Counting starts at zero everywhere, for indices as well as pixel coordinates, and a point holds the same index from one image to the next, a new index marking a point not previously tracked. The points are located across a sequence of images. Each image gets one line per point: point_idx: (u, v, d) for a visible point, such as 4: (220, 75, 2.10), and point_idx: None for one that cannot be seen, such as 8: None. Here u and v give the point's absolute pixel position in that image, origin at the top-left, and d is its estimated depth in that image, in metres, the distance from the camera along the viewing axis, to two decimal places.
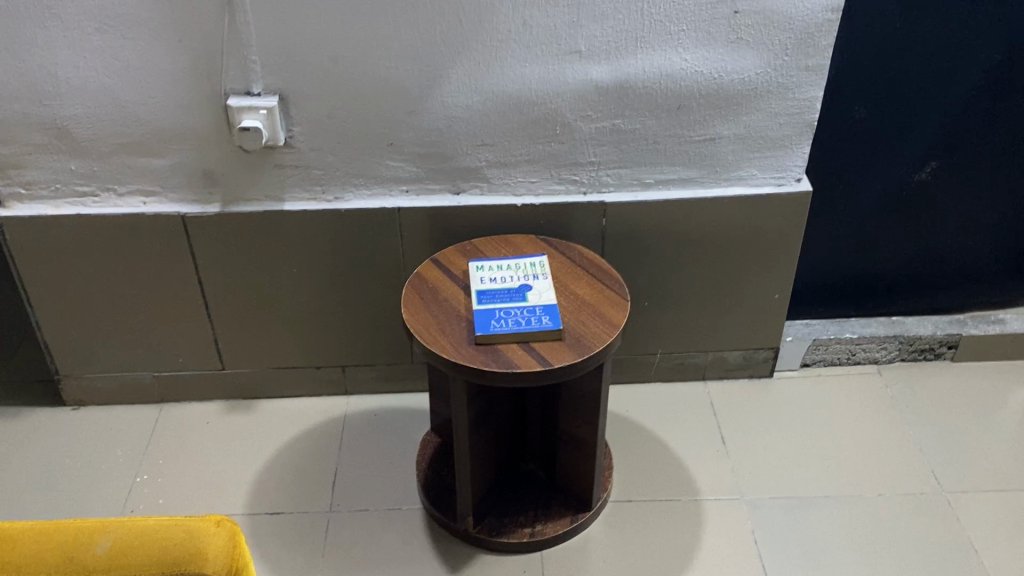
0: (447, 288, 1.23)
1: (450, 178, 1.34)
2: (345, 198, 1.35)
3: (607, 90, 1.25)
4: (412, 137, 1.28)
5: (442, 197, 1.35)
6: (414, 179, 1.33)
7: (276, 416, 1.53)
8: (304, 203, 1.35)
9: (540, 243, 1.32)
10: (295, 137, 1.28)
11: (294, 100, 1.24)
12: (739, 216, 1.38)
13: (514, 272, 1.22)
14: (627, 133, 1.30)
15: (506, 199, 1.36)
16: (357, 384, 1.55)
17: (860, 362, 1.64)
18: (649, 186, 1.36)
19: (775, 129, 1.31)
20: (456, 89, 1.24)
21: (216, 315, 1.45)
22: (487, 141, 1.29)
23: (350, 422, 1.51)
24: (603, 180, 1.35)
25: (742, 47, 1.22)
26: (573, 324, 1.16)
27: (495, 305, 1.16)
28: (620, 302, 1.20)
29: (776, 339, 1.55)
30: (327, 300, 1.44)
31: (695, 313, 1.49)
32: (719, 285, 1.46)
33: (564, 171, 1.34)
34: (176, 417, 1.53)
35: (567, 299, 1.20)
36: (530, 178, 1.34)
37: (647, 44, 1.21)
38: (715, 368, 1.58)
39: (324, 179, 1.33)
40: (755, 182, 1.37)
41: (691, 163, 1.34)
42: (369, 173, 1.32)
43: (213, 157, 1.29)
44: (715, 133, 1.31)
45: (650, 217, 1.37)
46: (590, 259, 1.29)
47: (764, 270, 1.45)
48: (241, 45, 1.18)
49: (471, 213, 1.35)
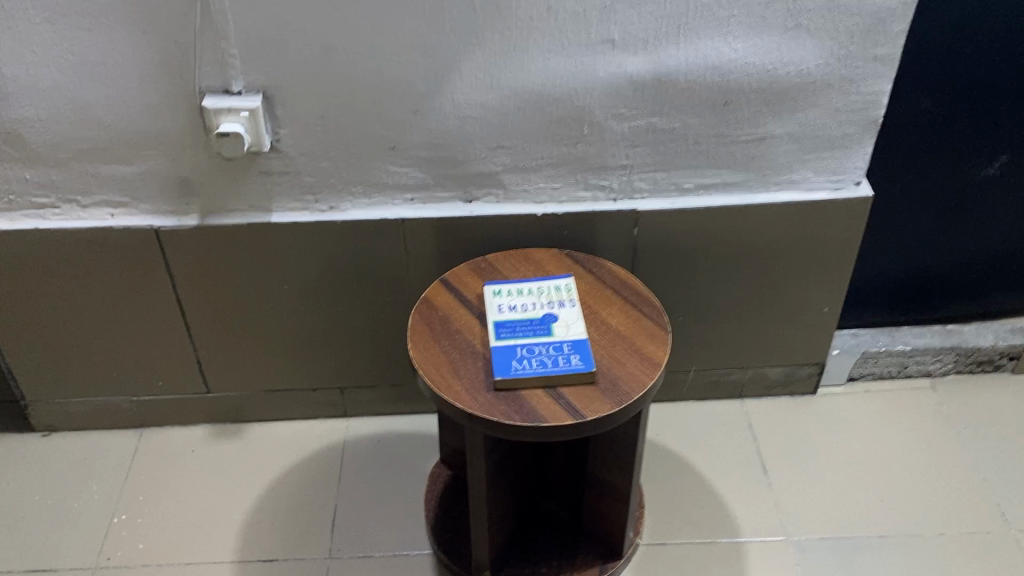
0: (460, 317, 1.07)
1: (461, 184, 1.17)
2: (341, 207, 1.18)
3: (642, 85, 1.08)
4: (418, 140, 1.11)
5: (453, 206, 1.19)
6: (420, 187, 1.17)
7: (268, 443, 1.38)
8: (294, 214, 1.18)
9: (564, 258, 1.16)
10: (281, 140, 1.10)
11: (279, 98, 1.07)
12: (789, 224, 1.22)
13: (537, 300, 1.07)
14: (665, 132, 1.13)
15: (525, 207, 1.19)
16: (358, 406, 1.40)
17: (911, 375, 1.48)
18: (687, 191, 1.19)
19: (835, 127, 1.14)
20: (468, 85, 1.07)
21: (197, 337, 1.29)
22: (504, 142, 1.12)
23: (351, 451, 1.36)
24: (635, 185, 1.18)
25: (802, 34, 1.05)
26: (606, 363, 1.00)
27: (517, 341, 1.01)
28: (660, 334, 1.04)
29: (822, 354, 1.39)
30: (323, 318, 1.28)
31: (734, 327, 1.34)
32: (763, 298, 1.30)
33: (591, 176, 1.17)
34: (158, 446, 1.38)
35: (599, 330, 1.05)
36: (551, 184, 1.17)
37: (691, 32, 1.04)
38: (753, 385, 1.43)
39: (316, 187, 1.16)
40: (809, 186, 1.20)
41: (737, 166, 1.17)
42: (369, 181, 1.15)
43: (188, 164, 1.12)
44: (766, 132, 1.14)
45: (688, 225, 1.21)
46: (623, 279, 1.13)
47: (815, 282, 1.29)
48: (217, 36, 1.01)
49: (485, 224, 1.19)
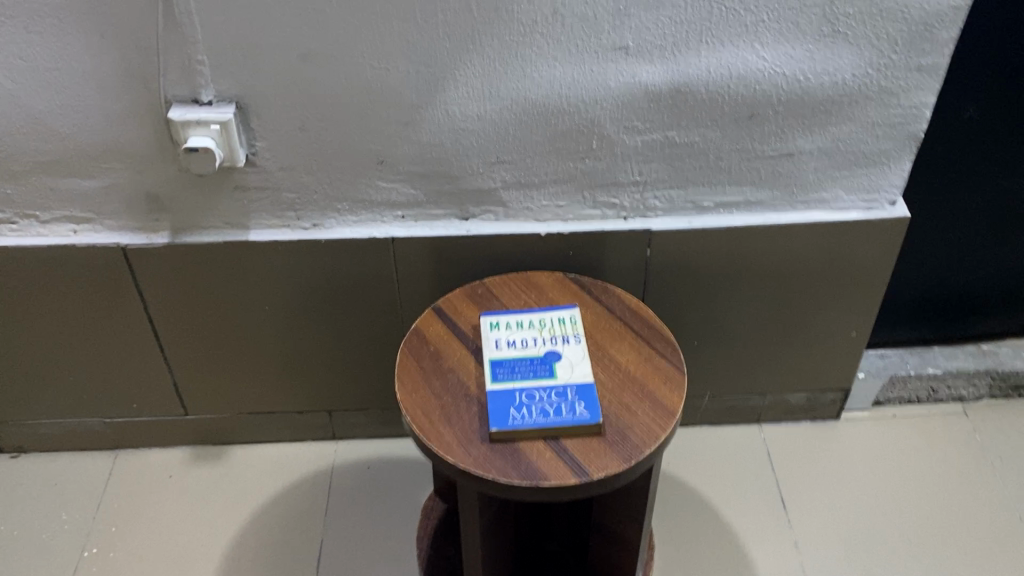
0: (454, 354, 0.97)
1: (456, 201, 1.06)
2: (325, 225, 1.08)
3: (659, 96, 0.97)
4: (409, 153, 1.01)
5: (449, 224, 1.08)
6: (413, 204, 1.06)
7: (251, 469, 1.29)
8: (274, 232, 1.07)
9: (569, 284, 1.05)
10: (258, 153, 1.00)
11: (255, 108, 0.96)
12: (817, 245, 1.11)
13: (539, 335, 0.97)
14: (683, 147, 1.02)
15: (527, 226, 1.08)
16: (347, 429, 1.31)
17: (941, 399, 1.38)
18: (706, 210, 1.08)
19: (871, 142, 1.03)
20: (465, 95, 0.96)
21: (172, 359, 1.20)
22: (504, 157, 1.02)
23: (339, 479, 1.28)
24: (649, 203, 1.07)
25: (839, 41, 0.94)
26: (615, 410, 0.91)
27: (515, 383, 0.91)
28: (674, 376, 0.94)
29: (848, 379, 1.29)
30: (308, 340, 1.19)
31: (752, 352, 1.24)
32: (785, 322, 1.20)
33: (600, 193, 1.06)
34: (134, 470, 1.29)
35: (606, 371, 0.95)
36: (556, 202, 1.06)
37: (715, 39, 0.93)
38: (772, 410, 1.33)
39: (298, 204, 1.05)
40: (840, 205, 1.09)
41: (761, 183, 1.06)
42: (355, 197, 1.05)
43: (156, 178, 1.02)
44: (795, 147, 1.03)
45: (706, 246, 1.10)
46: (634, 309, 1.02)
47: (842, 306, 1.19)
48: (183, 41, 0.90)
49: (483, 244, 1.08)
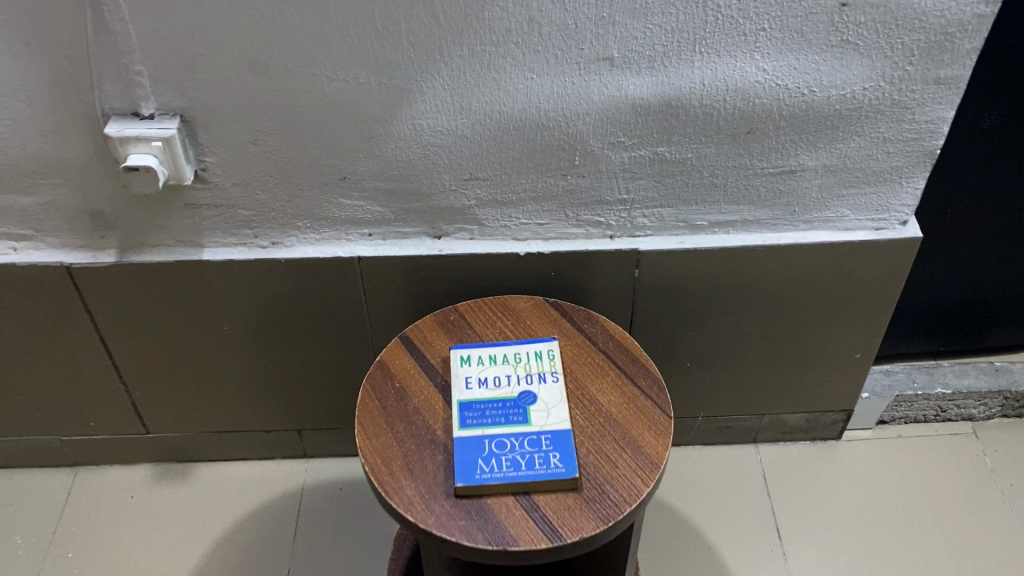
0: (420, 392, 0.89)
1: (427, 218, 0.98)
2: (284, 243, 0.99)
3: (647, 109, 0.88)
4: (374, 170, 0.92)
5: (420, 242, 1.00)
6: (380, 222, 0.98)
7: (217, 489, 1.23)
8: (229, 251, 0.99)
9: (549, 310, 0.97)
10: (208, 169, 0.91)
11: (201, 122, 0.87)
12: (819, 266, 1.03)
13: (513, 372, 0.89)
14: (674, 163, 0.93)
15: (504, 246, 0.99)
16: (318, 448, 1.24)
17: (949, 418, 1.30)
18: (700, 229, 1.00)
19: (881, 159, 0.94)
20: (433, 109, 0.87)
21: (129, 377, 1.12)
22: (477, 173, 0.93)
23: (308, 501, 1.21)
24: (637, 222, 0.99)
25: (848, 52, 0.84)
26: (593, 461, 0.83)
27: (485, 430, 0.84)
28: (660, 421, 0.86)
29: (851, 401, 1.21)
30: (273, 360, 1.11)
31: (749, 373, 1.16)
32: (784, 344, 1.12)
33: (584, 211, 0.97)
34: (94, 489, 1.23)
35: (585, 415, 0.87)
36: (536, 220, 0.98)
37: (710, 49, 0.83)
38: (769, 430, 1.25)
39: (254, 221, 0.97)
40: (845, 224, 1.00)
41: (760, 202, 0.97)
42: (317, 215, 0.96)
43: (98, 195, 0.93)
44: (798, 164, 0.94)
45: (699, 267, 1.02)
46: (619, 341, 0.94)
47: (846, 328, 1.10)
48: (117, 50, 0.81)
49: (457, 265, 1.00)
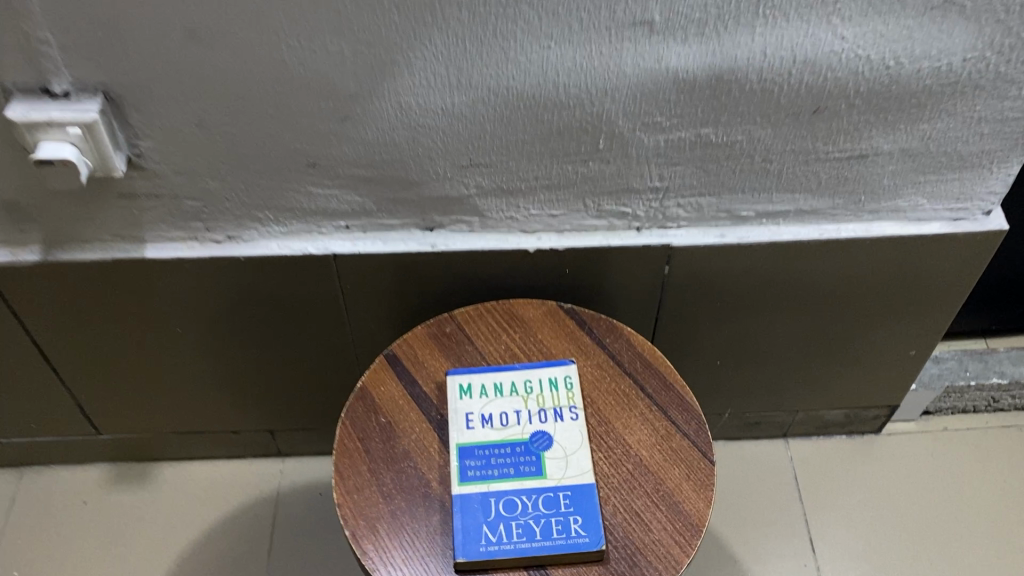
0: (411, 430, 0.74)
1: (416, 209, 0.80)
2: (244, 236, 0.83)
3: (693, 84, 0.70)
4: (350, 155, 0.74)
5: (408, 236, 0.83)
6: (359, 213, 0.81)
7: (182, 493, 1.09)
8: (178, 246, 0.83)
9: (563, 319, 0.81)
10: (145, 155, 0.73)
11: (131, 100, 0.69)
12: (880, 261, 0.87)
13: (523, 407, 0.74)
14: (720, 147, 0.75)
15: (509, 240, 0.83)
16: (294, 446, 1.10)
17: (1001, 408, 1.16)
18: (744, 220, 0.83)
19: (972, 141, 0.76)
20: (422, 84, 0.68)
21: (71, 379, 0.97)
22: (479, 159, 0.75)
23: (284, 507, 1.08)
24: (670, 212, 0.82)
25: (951, 15, 0.66)
26: (622, 523, 0.69)
27: (490, 485, 0.70)
28: (699, 467, 0.72)
29: (896, 396, 1.07)
30: (237, 360, 0.96)
31: (786, 369, 1.01)
32: (829, 340, 0.97)
33: (606, 201, 0.80)
34: (42, 493, 1.09)
35: (610, 461, 0.72)
36: (548, 211, 0.81)
37: (777, 11, 0.65)
38: (802, 425, 1.12)
39: (206, 213, 0.80)
40: (917, 214, 0.84)
41: (819, 190, 0.80)
42: (282, 206, 0.79)
43: (9, 185, 0.75)
44: (870, 147, 0.76)
45: (739, 263, 0.86)
46: (647, 358, 0.79)
47: (902, 324, 0.95)
48: (11, 13, 0.62)
49: (453, 262, 0.83)
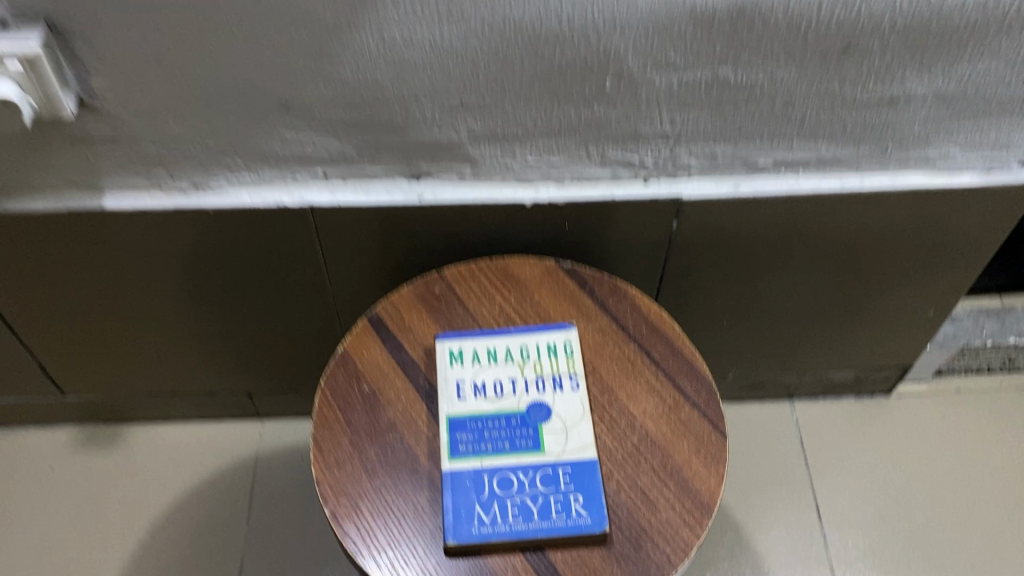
0: (396, 399, 0.68)
1: (402, 156, 0.73)
2: (213, 184, 0.75)
3: (712, 18, 0.62)
4: (326, 96, 0.66)
5: (393, 186, 0.76)
6: (339, 160, 0.73)
7: (155, 456, 1.04)
8: (140, 195, 0.75)
9: (562, 279, 0.74)
10: (97, 93, 0.66)
11: (77, 31, 0.61)
12: (904, 215, 0.80)
13: (519, 375, 0.68)
14: (738, 89, 0.68)
15: (504, 191, 0.76)
16: (274, 407, 1.04)
17: (1018, 367, 1.11)
18: (760, 170, 0.76)
19: (1015, 84, 0.69)
20: (407, 15, 0.60)
21: (31, 338, 0.90)
22: (471, 100, 0.67)
23: (264, 471, 1.03)
24: (680, 161, 0.75)
25: None
26: (627, 502, 0.63)
27: (483, 461, 0.63)
28: (710, 440, 0.66)
29: (910, 357, 1.01)
30: (210, 317, 0.89)
31: (796, 328, 0.96)
32: (844, 299, 0.91)
33: (611, 148, 0.73)
34: (7, 455, 1.03)
35: (613, 435, 0.66)
36: (547, 158, 0.74)
37: None
38: (809, 386, 1.07)
39: (170, 159, 0.72)
40: (947, 165, 0.77)
41: (843, 138, 0.73)
42: (254, 152, 0.72)
43: None
44: (902, 91, 0.69)
45: (752, 217, 0.79)
46: (654, 323, 0.72)
47: (923, 282, 0.89)
48: None
49: (442, 213, 0.77)
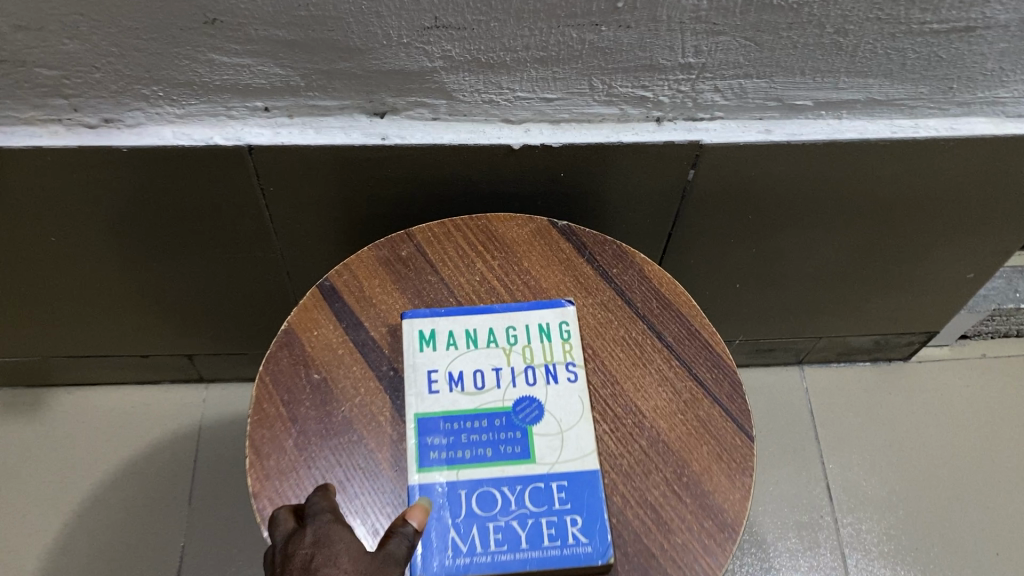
0: (353, 391, 0.55)
1: (361, 87, 0.59)
2: (127, 119, 0.61)
3: None
4: (258, 9, 0.51)
5: (350, 124, 0.62)
6: (282, 91, 0.59)
7: (85, 425, 0.91)
8: (36, 133, 0.61)
9: (556, 243, 0.62)
10: None
11: None
12: (960, 167, 0.68)
13: (505, 364, 0.56)
14: (781, 11, 0.53)
15: (485, 133, 0.63)
16: (218, 369, 0.92)
17: None
18: (797, 111, 0.63)
19: None
20: None
21: None
22: (447, 18, 0.52)
23: (207, 443, 0.91)
24: (702, 98, 0.61)
25: None
26: (633, 521, 0.51)
27: (459, 472, 0.52)
28: (734, 444, 0.54)
29: (936, 322, 0.91)
30: (136, 273, 0.76)
31: (816, 291, 0.84)
32: (876, 259, 0.79)
33: (620, 80, 0.59)
34: None
35: (617, 436, 0.54)
36: (541, 93, 0.60)
37: None
38: (821, 351, 0.96)
39: (70, 87, 0.57)
40: (1019, 108, 0.64)
41: (901, 74, 0.60)
42: (175, 80, 0.57)
43: None
44: (983, 17, 0.55)
45: (781, 168, 0.67)
46: (666, 298, 0.60)
47: (968, 243, 0.77)
48: None
49: (410, 159, 0.63)
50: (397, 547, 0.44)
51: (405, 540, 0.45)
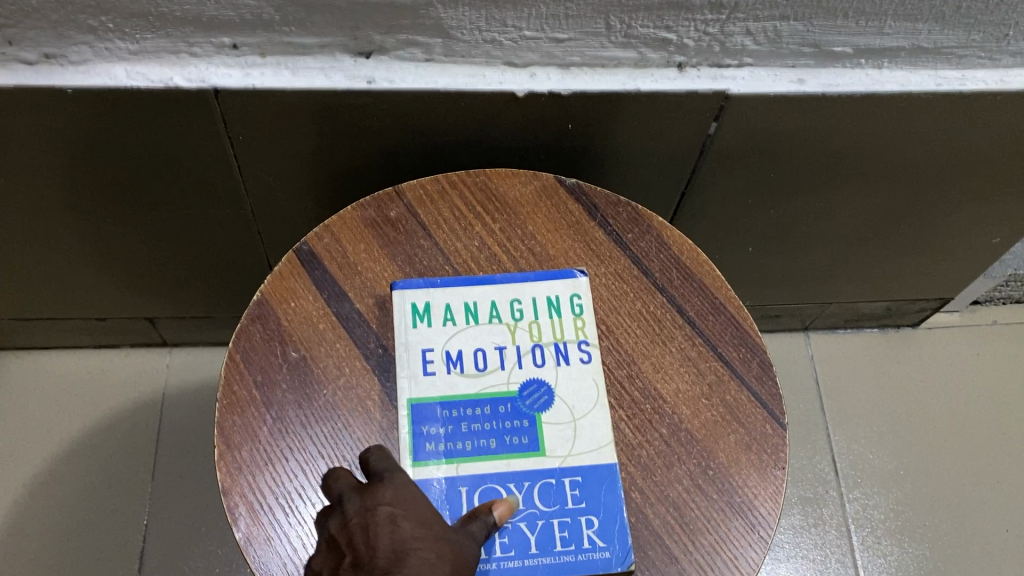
0: (337, 371, 0.49)
1: (345, 23, 0.51)
2: (72, 55, 0.53)
3: None
4: None
5: (331, 65, 0.54)
6: (253, 26, 0.51)
7: (37, 393, 0.84)
8: None
9: (565, 203, 0.55)
10: None
11: None
12: (1006, 124, 0.61)
13: (510, 342, 0.50)
14: None
15: (486, 77, 0.55)
16: (183, 333, 0.85)
17: None
18: (833, 58, 0.57)
19: None
20: None
21: None
22: None
23: (172, 412, 0.84)
24: (730, 42, 0.54)
25: None
26: (654, 521, 0.46)
27: (459, 467, 0.46)
28: (765, 432, 0.49)
29: (953, 287, 0.85)
30: (89, 229, 0.68)
31: (832, 254, 0.78)
32: (900, 221, 0.73)
33: (640, 20, 0.52)
34: None
35: (635, 424, 0.48)
36: (550, 32, 0.52)
37: None
38: (829, 317, 0.91)
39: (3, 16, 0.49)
40: None
41: (955, 19, 0.53)
42: (126, 9, 0.49)
43: None
44: None
45: (812, 121, 0.60)
46: (688, 266, 0.53)
47: (999, 206, 0.72)
48: None
49: (400, 105, 0.56)
50: (478, 532, 0.41)
51: (486, 528, 0.42)
